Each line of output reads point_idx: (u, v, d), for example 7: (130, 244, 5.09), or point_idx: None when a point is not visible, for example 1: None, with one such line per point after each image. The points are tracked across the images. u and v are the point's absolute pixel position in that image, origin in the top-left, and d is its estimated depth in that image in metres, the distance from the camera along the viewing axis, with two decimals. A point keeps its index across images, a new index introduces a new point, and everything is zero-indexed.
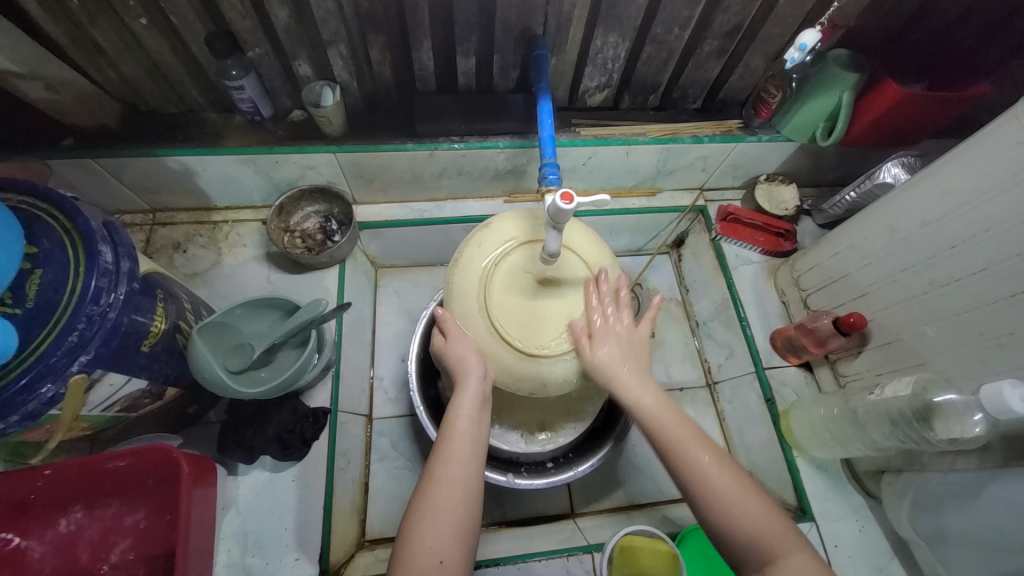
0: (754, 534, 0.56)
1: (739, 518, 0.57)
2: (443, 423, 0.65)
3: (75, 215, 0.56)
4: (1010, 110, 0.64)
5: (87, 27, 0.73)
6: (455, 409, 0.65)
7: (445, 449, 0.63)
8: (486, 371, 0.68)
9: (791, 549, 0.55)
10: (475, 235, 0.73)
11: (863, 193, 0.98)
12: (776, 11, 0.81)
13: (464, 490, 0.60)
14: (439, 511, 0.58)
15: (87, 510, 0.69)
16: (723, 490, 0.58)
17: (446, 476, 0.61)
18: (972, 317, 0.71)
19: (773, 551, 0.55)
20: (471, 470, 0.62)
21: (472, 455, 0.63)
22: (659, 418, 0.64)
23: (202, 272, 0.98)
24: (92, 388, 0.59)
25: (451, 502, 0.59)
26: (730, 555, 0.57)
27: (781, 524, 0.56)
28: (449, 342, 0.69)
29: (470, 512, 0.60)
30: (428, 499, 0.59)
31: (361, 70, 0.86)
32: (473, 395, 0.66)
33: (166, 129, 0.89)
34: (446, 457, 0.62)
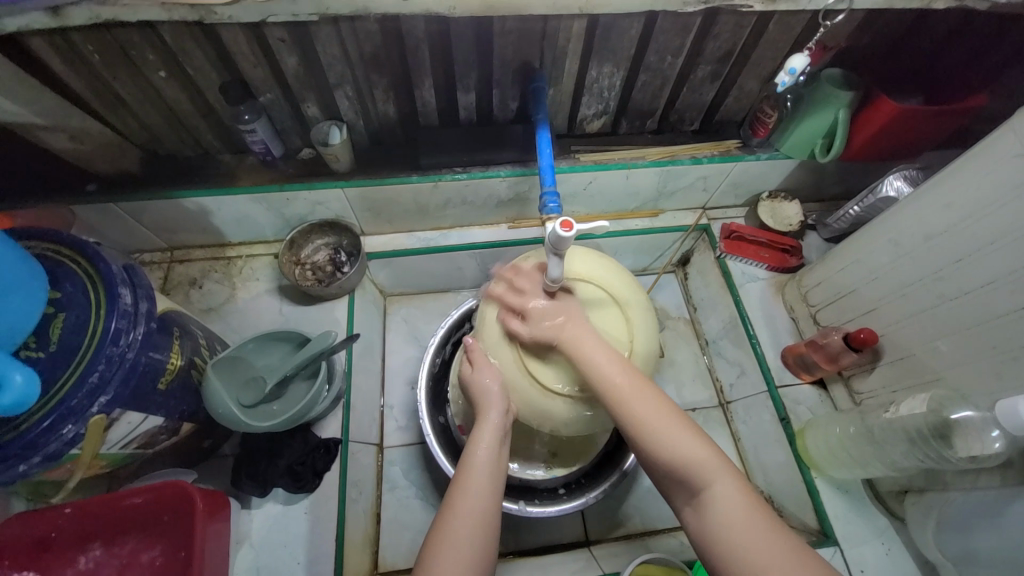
0: (684, 467, 0.57)
1: (672, 450, 0.58)
2: (464, 454, 0.66)
3: (97, 260, 0.59)
4: (1006, 123, 0.64)
5: (110, 82, 0.77)
6: (474, 441, 0.65)
7: (465, 479, 0.63)
8: (508, 405, 0.69)
9: (723, 479, 0.57)
10: (510, 266, 0.76)
11: (867, 207, 0.98)
12: (766, 36, 0.83)
13: (482, 521, 0.60)
14: (457, 544, 0.58)
15: (105, 547, 0.70)
16: (659, 428, 0.59)
17: (465, 502, 0.61)
18: (985, 330, 0.70)
19: (704, 480, 0.57)
20: (489, 500, 0.62)
21: (490, 486, 0.63)
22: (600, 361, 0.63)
23: (216, 307, 1.01)
24: (111, 426, 0.60)
25: (470, 533, 0.59)
26: (665, 486, 0.60)
27: (713, 456, 0.57)
28: (475, 372, 0.70)
29: (489, 541, 0.60)
30: (449, 527, 0.59)
31: (366, 109, 0.90)
32: (493, 427, 0.66)
33: (183, 172, 0.93)
34: (464, 486, 0.62)
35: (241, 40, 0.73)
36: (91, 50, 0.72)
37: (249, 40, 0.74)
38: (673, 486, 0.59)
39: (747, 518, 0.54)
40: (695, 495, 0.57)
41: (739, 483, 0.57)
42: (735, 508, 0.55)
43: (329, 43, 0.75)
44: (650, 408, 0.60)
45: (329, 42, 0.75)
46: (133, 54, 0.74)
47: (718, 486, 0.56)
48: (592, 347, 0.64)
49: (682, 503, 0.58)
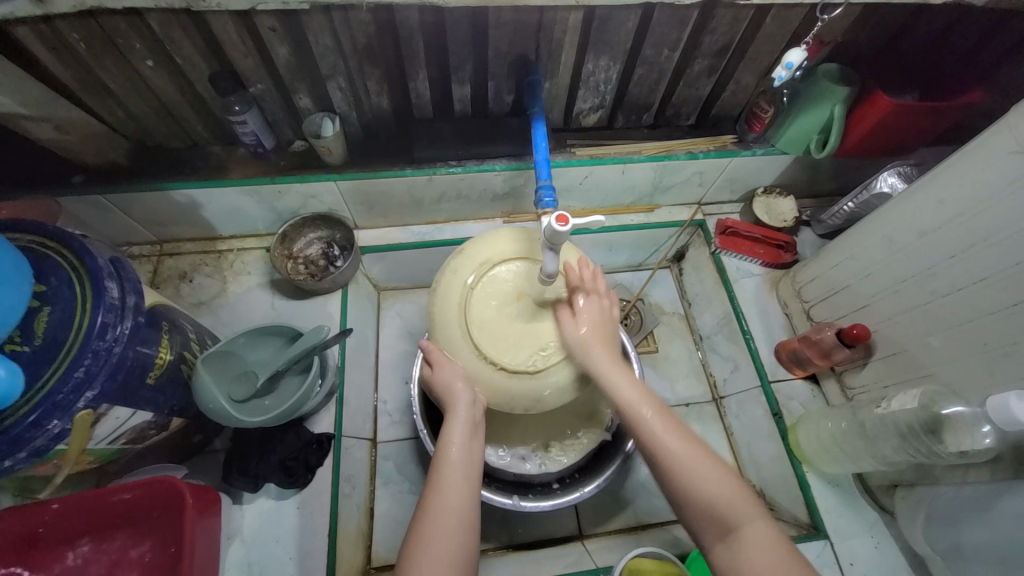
0: (716, 505, 0.57)
1: (702, 486, 0.58)
2: (437, 451, 0.66)
3: (83, 253, 0.58)
4: (1000, 120, 0.64)
5: (97, 71, 0.76)
6: (446, 438, 0.65)
7: (439, 479, 0.63)
8: (475, 397, 0.68)
9: (750, 518, 0.56)
10: (453, 258, 0.73)
11: (861, 204, 0.98)
12: (763, 31, 0.82)
13: (462, 518, 0.61)
14: (435, 543, 0.58)
15: (94, 543, 0.70)
16: (690, 463, 0.60)
17: (442, 500, 0.61)
18: (976, 327, 0.71)
19: (735, 518, 0.56)
20: (465, 496, 0.63)
21: (464, 483, 0.64)
22: (631, 396, 0.65)
23: (207, 301, 0.99)
24: (99, 421, 0.59)
25: (447, 530, 0.59)
26: (693, 526, 0.59)
27: (743, 494, 0.58)
28: (435, 372, 0.69)
29: (469, 537, 0.60)
30: (427, 525, 0.60)
31: (360, 101, 0.88)
32: (463, 422, 0.66)
33: (173, 164, 0.91)
34: (440, 485, 0.63)
35: (231, 29, 0.72)
36: (77, 37, 0.70)
37: (239, 29, 0.73)
38: (699, 525, 0.59)
39: (777, 556, 0.53)
40: (721, 533, 0.57)
41: (770, 523, 0.56)
42: (762, 545, 0.54)
43: (321, 32, 0.74)
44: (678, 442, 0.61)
45: (322, 31, 0.74)
46: (120, 43, 0.72)
47: (746, 524, 0.56)
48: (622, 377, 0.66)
49: (712, 543, 0.57)
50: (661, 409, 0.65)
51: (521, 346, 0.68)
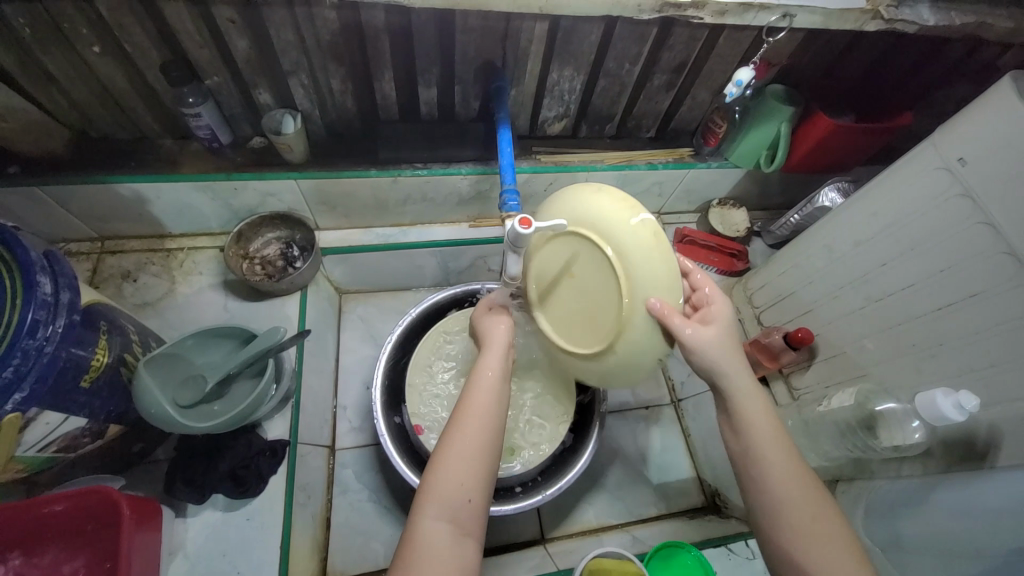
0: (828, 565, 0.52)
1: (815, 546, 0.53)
2: (468, 379, 0.62)
3: (13, 245, 0.54)
4: (926, 139, 0.70)
5: (37, 55, 0.71)
6: (480, 365, 0.63)
7: (469, 401, 0.59)
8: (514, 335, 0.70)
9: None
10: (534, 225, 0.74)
11: (806, 216, 1.05)
12: (717, 50, 0.87)
13: (489, 438, 0.58)
14: (463, 459, 0.55)
15: (24, 557, 0.64)
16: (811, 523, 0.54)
17: (476, 416, 0.58)
18: (904, 330, 0.77)
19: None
20: (498, 415, 0.60)
21: (495, 406, 0.60)
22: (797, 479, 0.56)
23: (153, 302, 0.94)
24: (27, 428, 0.55)
25: (481, 442, 0.57)
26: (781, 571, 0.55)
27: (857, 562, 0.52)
28: (486, 319, 0.73)
29: (496, 454, 0.58)
30: (457, 439, 0.57)
31: (323, 99, 0.87)
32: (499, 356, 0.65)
33: (118, 157, 0.86)
34: (472, 406, 0.59)
35: (186, 18, 0.69)
36: (21, 21, 0.66)
37: (195, 19, 0.70)
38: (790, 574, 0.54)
39: None
40: None
41: None
42: None
43: (284, 27, 0.72)
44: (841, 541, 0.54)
45: (284, 26, 0.72)
46: (65, 27, 0.68)
47: None
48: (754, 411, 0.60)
49: None
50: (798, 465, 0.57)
51: (578, 329, 0.70)
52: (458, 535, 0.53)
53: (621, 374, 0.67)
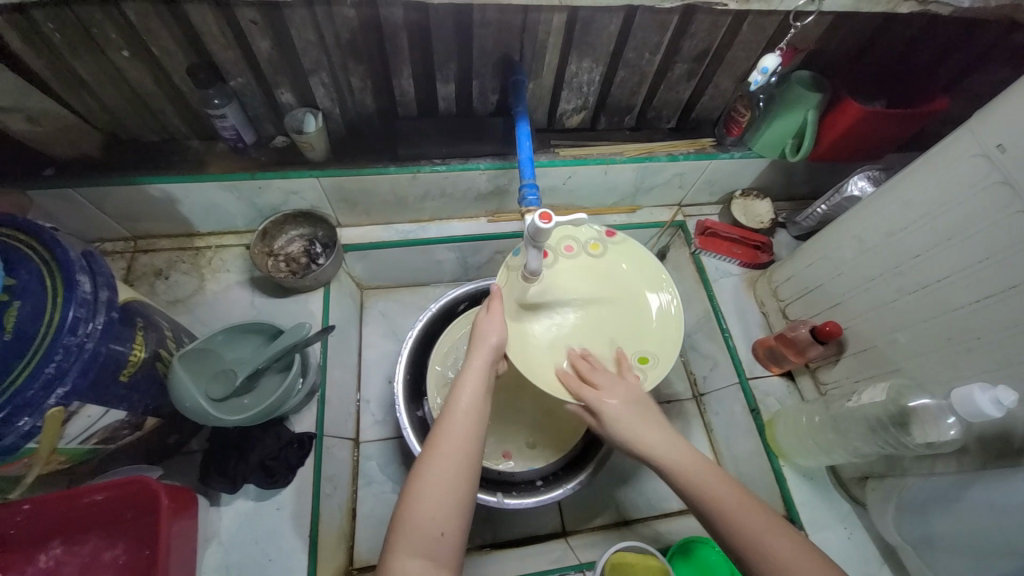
0: None
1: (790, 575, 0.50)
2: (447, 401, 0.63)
3: (54, 246, 0.56)
4: (964, 124, 0.67)
5: (70, 60, 0.73)
6: (457, 387, 0.64)
7: (446, 425, 0.61)
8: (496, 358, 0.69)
9: None
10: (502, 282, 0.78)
11: (834, 206, 1.01)
12: (740, 37, 0.84)
13: (463, 468, 0.58)
14: (437, 488, 0.56)
15: (66, 545, 0.67)
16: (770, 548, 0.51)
17: (447, 446, 0.59)
18: (940, 323, 0.74)
19: None
20: (473, 444, 0.60)
21: (473, 433, 0.61)
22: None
23: (184, 299, 0.97)
24: (70, 420, 0.57)
25: (454, 473, 0.57)
26: None
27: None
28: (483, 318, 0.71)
29: (470, 483, 0.58)
30: (429, 473, 0.57)
31: (343, 97, 0.88)
32: (477, 377, 0.65)
33: (149, 158, 0.89)
34: (447, 430, 0.60)
35: (211, 21, 0.71)
36: (52, 27, 0.68)
37: (219, 21, 0.72)
38: None
39: None
40: None
41: None
42: None
43: (305, 27, 0.73)
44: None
45: (305, 26, 0.73)
46: (95, 32, 0.70)
47: None
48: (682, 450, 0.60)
49: None
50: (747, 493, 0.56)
51: (608, 283, 0.80)
52: (431, 571, 0.52)
53: (661, 292, 0.80)
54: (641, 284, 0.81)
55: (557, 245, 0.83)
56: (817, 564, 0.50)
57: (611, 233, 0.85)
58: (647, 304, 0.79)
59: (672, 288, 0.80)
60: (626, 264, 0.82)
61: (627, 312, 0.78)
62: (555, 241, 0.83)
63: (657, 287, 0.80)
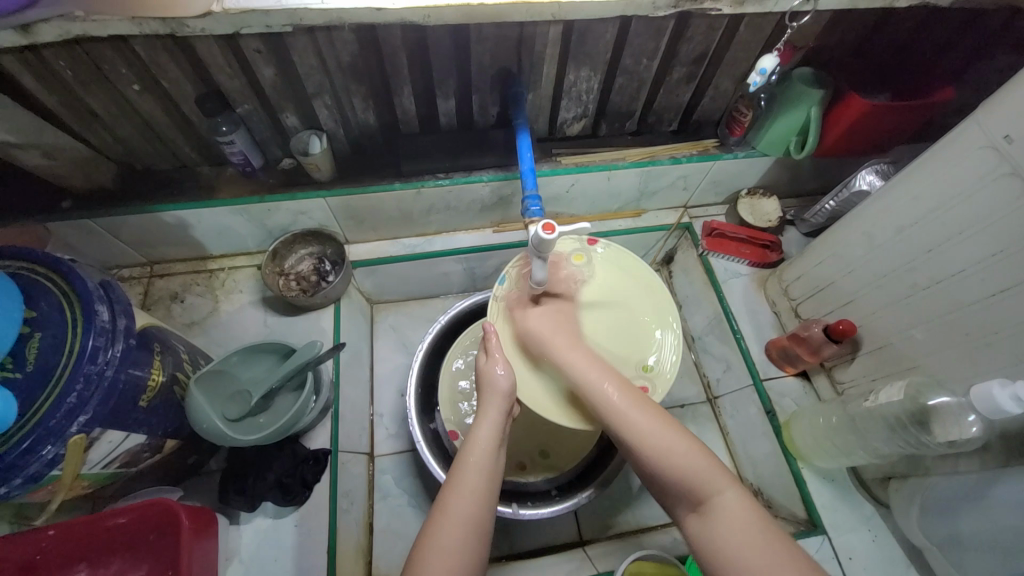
0: (682, 475, 0.59)
1: (670, 457, 0.59)
2: (458, 456, 0.65)
3: (72, 278, 0.58)
4: (969, 116, 0.66)
5: (83, 96, 0.76)
6: (470, 441, 0.65)
7: (460, 481, 0.62)
8: (508, 407, 0.68)
9: (722, 489, 0.58)
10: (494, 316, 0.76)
11: (842, 202, 1.00)
12: (738, 38, 0.84)
13: (473, 525, 0.59)
14: (450, 546, 0.57)
15: (92, 569, 0.69)
16: (653, 434, 0.61)
17: (457, 511, 0.60)
18: (956, 318, 0.72)
19: (704, 492, 0.58)
20: (485, 502, 0.61)
21: (486, 491, 0.62)
22: (683, 460, 0.59)
23: (199, 321, 0.99)
24: (92, 446, 0.59)
25: (462, 543, 0.58)
26: (669, 497, 0.61)
27: (711, 467, 0.59)
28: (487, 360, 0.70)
29: (479, 551, 0.59)
30: (438, 538, 0.58)
31: (346, 118, 0.90)
32: (491, 433, 0.66)
33: (161, 186, 0.92)
34: (458, 489, 0.61)
35: (216, 51, 0.73)
36: (63, 65, 0.71)
37: (224, 52, 0.74)
38: (675, 497, 0.60)
39: (745, 529, 0.54)
40: (695, 505, 0.58)
41: (741, 493, 0.58)
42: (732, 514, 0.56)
43: (306, 52, 0.75)
44: (738, 529, 0.55)
45: (306, 51, 0.75)
46: (105, 68, 0.73)
47: (716, 496, 0.57)
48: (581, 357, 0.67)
49: (688, 513, 0.59)
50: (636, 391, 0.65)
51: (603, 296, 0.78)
52: None
53: (656, 296, 0.78)
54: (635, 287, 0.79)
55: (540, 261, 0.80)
56: (689, 448, 0.60)
57: (593, 241, 0.83)
58: (643, 308, 0.78)
59: (663, 288, 0.79)
60: (618, 270, 0.80)
61: (623, 319, 0.76)
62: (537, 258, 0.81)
63: (649, 289, 0.79)
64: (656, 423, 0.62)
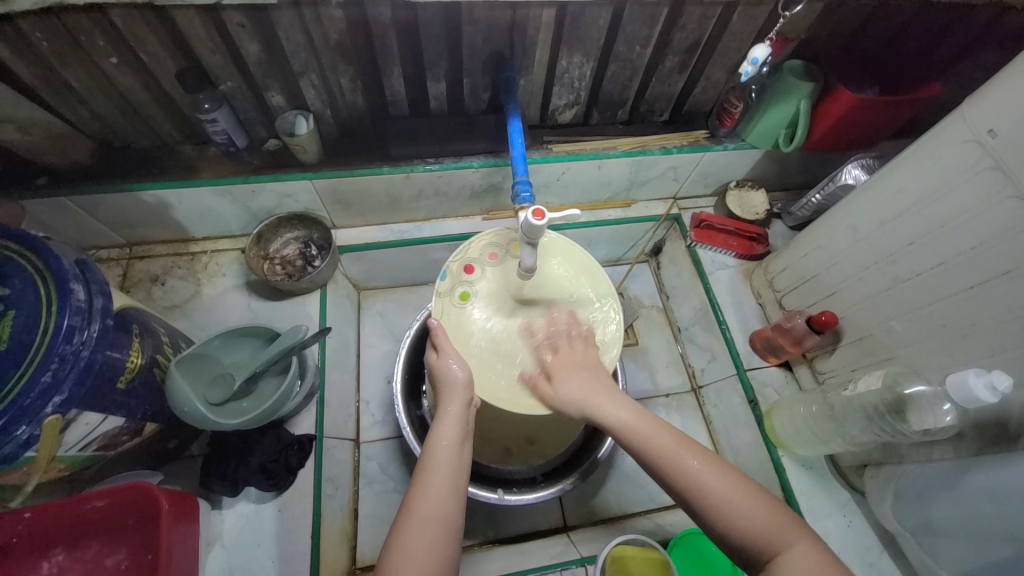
0: (747, 531, 0.55)
1: (735, 513, 0.55)
2: (423, 452, 0.65)
3: (47, 255, 0.57)
4: (953, 111, 0.67)
5: (57, 68, 0.73)
6: (434, 438, 0.65)
7: (426, 478, 0.62)
8: (469, 397, 0.69)
9: (790, 540, 0.53)
10: (441, 314, 0.76)
11: (828, 195, 1.01)
12: (731, 28, 0.84)
13: (442, 524, 0.59)
14: (419, 542, 0.57)
15: (68, 552, 0.68)
16: (712, 486, 0.57)
17: (423, 510, 0.59)
18: (935, 310, 0.74)
19: (772, 546, 0.53)
20: (451, 499, 0.61)
21: (451, 487, 0.62)
22: (746, 516, 0.55)
23: (181, 304, 0.97)
24: (68, 428, 0.58)
25: (430, 543, 0.57)
26: (736, 553, 0.56)
27: (779, 519, 0.55)
28: (438, 358, 0.70)
29: (448, 547, 0.58)
30: (407, 539, 0.57)
31: (334, 99, 0.88)
32: (454, 427, 0.66)
33: (141, 165, 0.89)
34: (422, 489, 0.61)
35: (199, 24, 0.70)
36: (39, 36, 0.68)
37: (207, 25, 0.71)
38: (740, 551, 0.56)
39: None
40: (762, 559, 0.54)
41: (811, 543, 0.53)
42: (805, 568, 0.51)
43: (292, 28, 0.73)
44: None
45: (292, 27, 0.73)
46: (81, 39, 0.70)
47: (786, 548, 0.53)
48: (615, 407, 0.66)
49: (757, 569, 0.55)
50: (688, 443, 0.62)
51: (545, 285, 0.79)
52: None
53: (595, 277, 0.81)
54: (589, 292, 0.79)
55: (479, 255, 0.80)
56: (751, 498, 0.56)
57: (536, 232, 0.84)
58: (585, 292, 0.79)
59: (603, 271, 0.81)
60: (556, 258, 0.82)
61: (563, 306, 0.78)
62: (476, 251, 0.81)
63: (588, 272, 0.81)
64: (717, 476, 0.58)
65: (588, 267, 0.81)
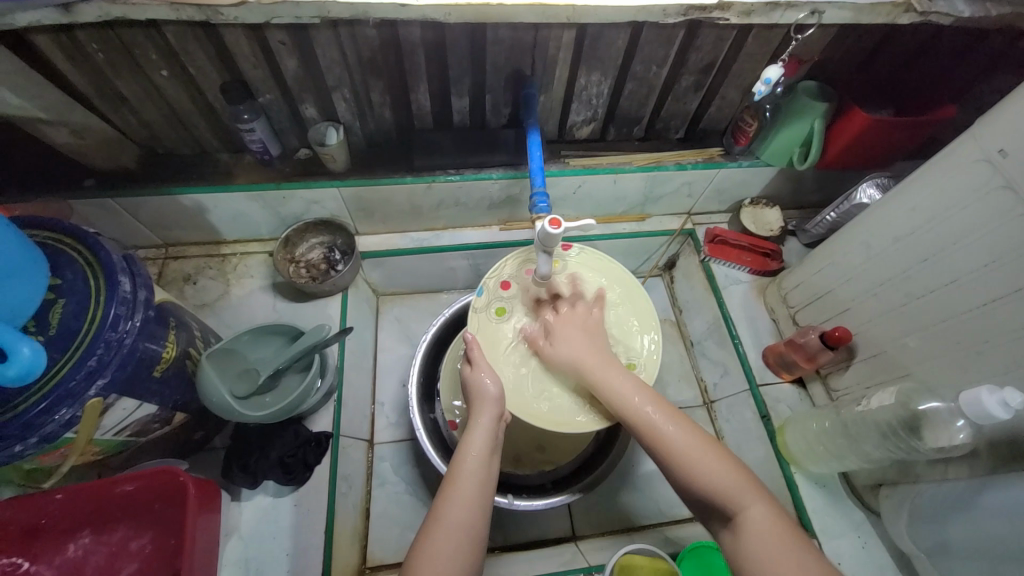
0: (715, 490, 0.59)
1: (705, 474, 0.60)
2: (453, 461, 0.67)
3: (97, 249, 0.61)
4: (967, 131, 0.68)
5: (112, 79, 0.79)
6: (464, 448, 0.67)
7: (454, 488, 0.63)
8: (500, 411, 0.70)
9: (754, 501, 0.58)
10: (474, 327, 0.79)
11: (843, 213, 1.02)
12: (745, 50, 0.87)
13: (468, 534, 0.60)
14: (443, 550, 0.58)
15: (94, 535, 0.71)
16: (686, 450, 0.62)
17: (450, 519, 0.61)
18: (949, 327, 0.74)
19: (736, 505, 0.58)
20: (477, 511, 0.62)
21: (477, 499, 0.63)
22: (715, 474, 0.60)
23: (210, 303, 1.02)
24: (106, 412, 0.61)
25: (455, 550, 0.59)
26: (703, 509, 0.61)
27: (745, 480, 0.59)
28: (473, 370, 0.72)
29: (471, 555, 0.60)
30: (432, 544, 0.59)
31: (363, 112, 0.93)
32: (484, 439, 0.67)
33: (181, 170, 0.95)
34: (451, 499, 0.62)
35: (243, 40, 0.75)
36: (95, 47, 0.74)
37: (251, 42, 0.77)
38: (708, 509, 0.60)
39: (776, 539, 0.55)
40: (726, 516, 0.59)
41: (773, 506, 0.58)
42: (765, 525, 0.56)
43: (328, 45, 0.78)
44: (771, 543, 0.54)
45: (328, 45, 0.78)
46: (136, 53, 0.76)
47: (747, 509, 0.57)
48: (607, 369, 0.69)
49: (722, 526, 0.59)
50: (666, 408, 0.66)
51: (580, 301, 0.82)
52: None
53: (633, 296, 0.83)
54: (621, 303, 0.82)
55: (516, 272, 0.84)
56: (722, 460, 0.61)
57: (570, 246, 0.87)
58: (623, 309, 0.81)
59: (642, 290, 0.83)
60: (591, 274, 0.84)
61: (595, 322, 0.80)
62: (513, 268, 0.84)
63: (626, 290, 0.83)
64: (690, 439, 0.62)
65: (628, 286, 0.83)
